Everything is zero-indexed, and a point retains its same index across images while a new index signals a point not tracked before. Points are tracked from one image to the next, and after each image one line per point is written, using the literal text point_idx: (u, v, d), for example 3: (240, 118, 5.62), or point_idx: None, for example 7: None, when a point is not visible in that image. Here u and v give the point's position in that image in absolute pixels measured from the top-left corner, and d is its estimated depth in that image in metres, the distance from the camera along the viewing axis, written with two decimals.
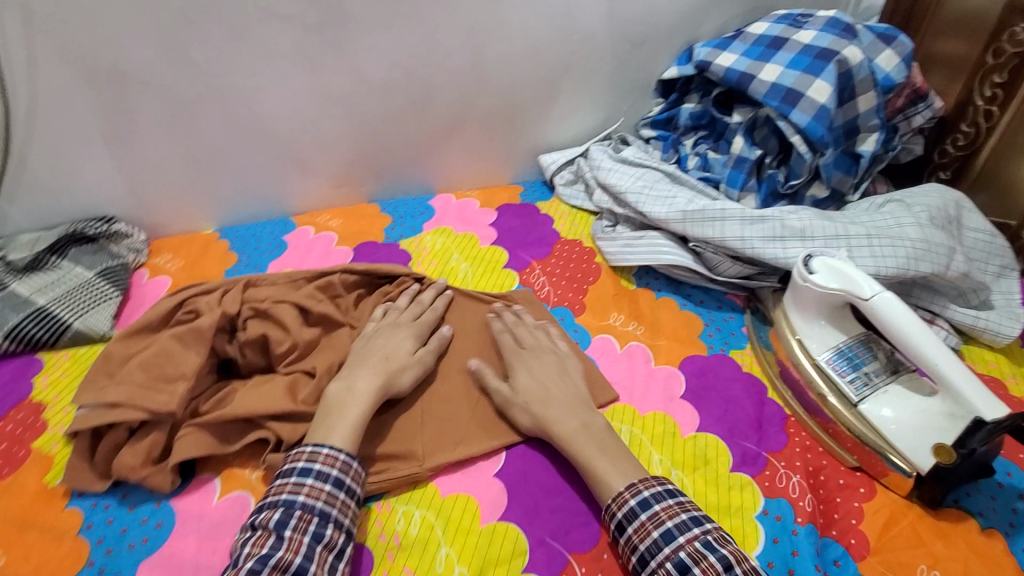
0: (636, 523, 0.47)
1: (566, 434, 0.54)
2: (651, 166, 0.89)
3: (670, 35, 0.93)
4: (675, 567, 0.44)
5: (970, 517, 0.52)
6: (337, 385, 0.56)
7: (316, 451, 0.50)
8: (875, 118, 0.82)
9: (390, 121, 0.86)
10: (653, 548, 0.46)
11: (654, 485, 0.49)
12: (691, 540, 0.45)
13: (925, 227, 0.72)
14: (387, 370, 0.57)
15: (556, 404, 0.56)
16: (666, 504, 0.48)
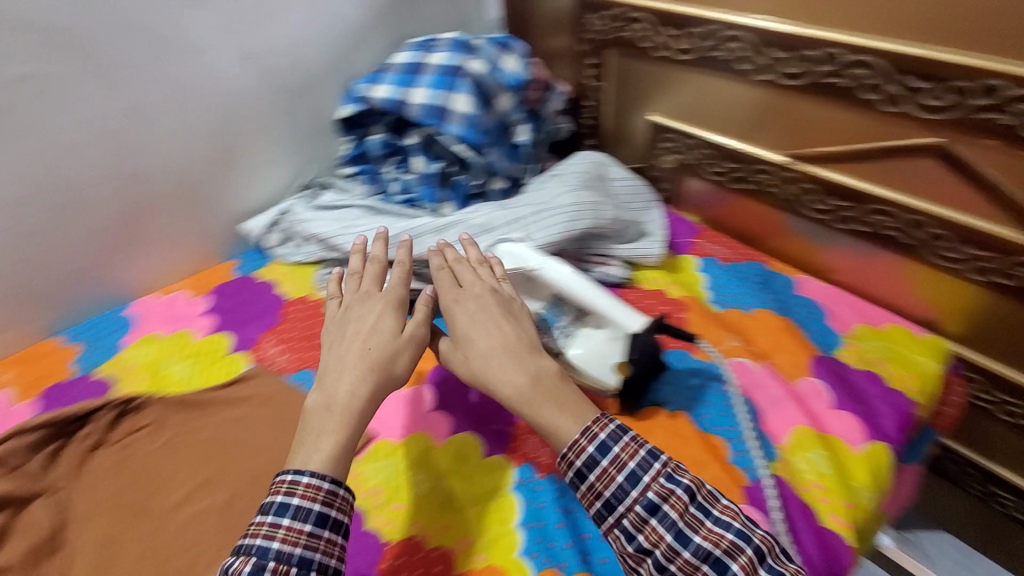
0: (598, 471, 0.41)
1: (518, 395, 0.44)
2: (352, 204, 0.81)
3: (332, 69, 0.81)
4: (645, 509, 0.39)
5: (659, 408, 0.60)
6: (316, 398, 0.45)
7: (295, 479, 0.40)
8: (518, 113, 0.88)
9: (52, 231, 0.64)
10: (619, 493, 0.40)
11: (610, 422, 0.42)
12: (656, 477, 0.40)
13: (575, 191, 0.78)
14: (376, 363, 0.46)
15: (496, 358, 0.46)
16: (625, 443, 0.41)
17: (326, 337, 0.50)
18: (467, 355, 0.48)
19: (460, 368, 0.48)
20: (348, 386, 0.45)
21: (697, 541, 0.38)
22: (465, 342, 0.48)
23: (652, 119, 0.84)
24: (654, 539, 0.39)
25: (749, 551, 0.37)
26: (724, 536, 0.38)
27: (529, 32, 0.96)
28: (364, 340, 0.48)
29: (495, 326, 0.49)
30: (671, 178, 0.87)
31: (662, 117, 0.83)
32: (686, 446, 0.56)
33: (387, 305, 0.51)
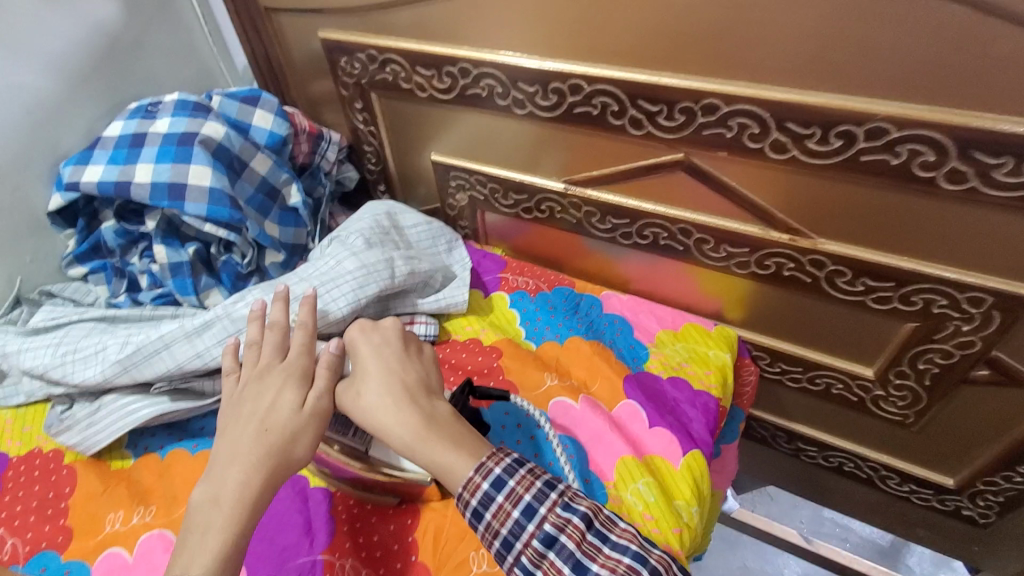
0: (493, 508, 0.40)
1: (406, 441, 0.42)
2: (76, 317, 0.62)
3: (20, 160, 0.61)
4: (542, 544, 0.38)
5: None
6: (201, 492, 0.39)
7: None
8: (283, 171, 0.71)
9: None
10: (515, 529, 0.39)
11: (504, 458, 0.42)
12: (552, 508, 0.40)
13: (358, 253, 0.66)
14: (229, 493, 0.39)
15: (396, 392, 0.44)
16: (521, 476, 0.41)
17: (221, 421, 0.43)
18: (361, 398, 0.44)
19: (354, 411, 0.45)
20: (237, 479, 0.39)
21: (595, 570, 0.37)
22: (359, 379, 0.45)
23: (434, 159, 0.77)
24: (554, 573, 0.38)
25: (647, 572, 0.37)
26: (621, 559, 0.37)
27: (284, 80, 0.78)
28: (262, 421, 0.42)
29: (387, 349, 0.47)
30: (467, 216, 0.82)
31: (443, 156, 0.76)
32: None
33: (285, 379, 0.44)
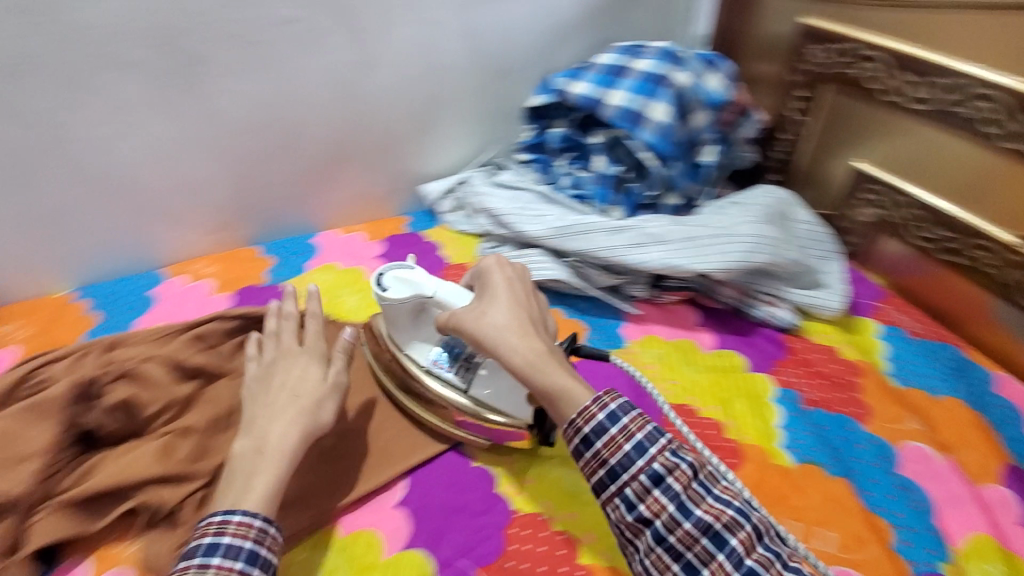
0: (606, 439, 0.37)
1: (532, 356, 0.40)
2: (523, 189, 0.80)
3: (536, 59, 0.81)
4: (648, 479, 0.35)
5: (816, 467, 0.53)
6: (244, 443, 0.41)
7: (228, 518, 0.36)
8: (711, 131, 0.78)
9: (260, 160, 0.69)
10: (625, 461, 0.36)
11: (621, 396, 0.38)
12: (663, 449, 0.36)
13: (755, 222, 0.68)
14: (302, 410, 0.43)
15: (519, 321, 0.42)
16: (635, 415, 0.37)
17: (253, 390, 0.46)
18: (487, 311, 0.43)
19: (467, 319, 0.43)
20: (278, 431, 0.41)
21: (699, 516, 0.34)
22: (490, 294, 0.44)
23: (855, 164, 0.70)
24: (656, 509, 0.35)
25: (750, 528, 0.34)
26: (725, 511, 0.35)
27: (736, 54, 0.83)
28: (290, 387, 0.44)
29: (522, 281, 0.46)
30: (859, 234, 0.72)
31: (868, 165, 0.69)
32: (847, 518, 0.49)
33: (315, 354, 0.48)
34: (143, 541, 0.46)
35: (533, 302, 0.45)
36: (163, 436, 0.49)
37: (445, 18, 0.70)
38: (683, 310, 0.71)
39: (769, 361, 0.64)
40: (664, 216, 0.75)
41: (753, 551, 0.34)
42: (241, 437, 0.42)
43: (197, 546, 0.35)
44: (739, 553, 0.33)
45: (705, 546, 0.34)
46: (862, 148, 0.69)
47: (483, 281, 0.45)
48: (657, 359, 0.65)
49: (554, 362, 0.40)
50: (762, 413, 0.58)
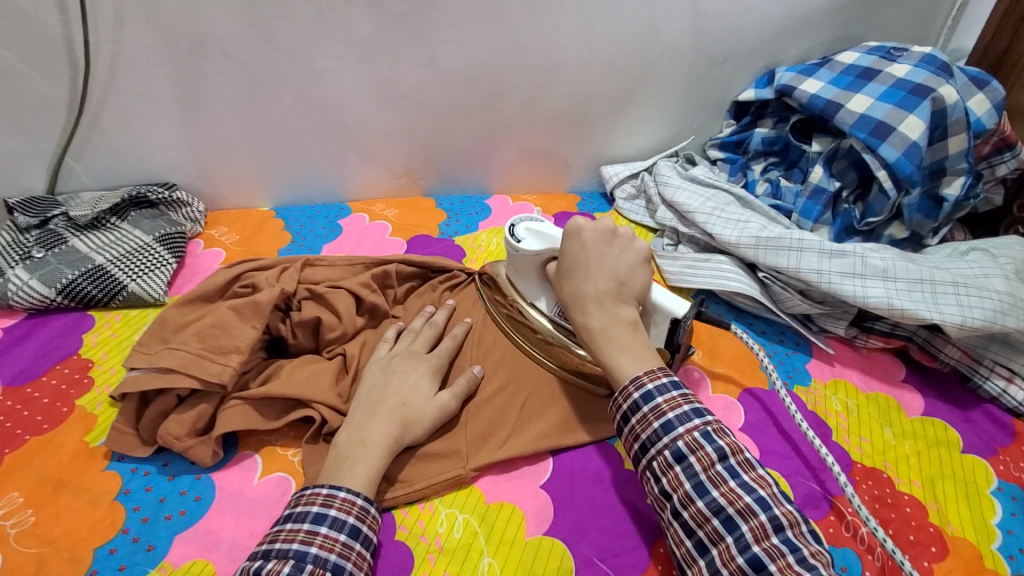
0: (638, 415, 0.47)
1: (590, 331, 0.51)
2: (720, 188, 0.89)
3: (752, 56, 0.94)
4: (672, 456, 0.45)
5: (995, 568, 0.56)
6: (350, 436, 0.56)
7: (334, 494, 0.51)
8: (964, 162, 0.80)
9: (457, 116, 0.93)
10: (652, 437, 0.46)
11: (659, 377, 0.47)
12: (690, 431, 0.45)
13: (1013, 281, 0.70)
14: (403, 421, 0.58)
15: (583, 299, 0.52)
16: (670, 397, 0.46)
17: (371, 385, 0.61)
18: (561, 288, 0.54)
19: (555, 292, 0.55)
20: (381, 432, 0.56)
21: (714, 494, 0.43)
22: (570, 269, 0.54)
23: None
24: (676, 484, 0.45)
25: (764, 518, 0.41)
26: (742, 498, 0.42)
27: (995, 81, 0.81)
28: (402, 399, 0.59)
29: (605, 251, 0.53)
30: None
31: None
32: None
33: (427, 370, 0.63)
34: (323, 473, 0.54)
35: (615, 268, 0.53)
36: (338, 358, 0.67)
37: (666, 14, 0.87)
38: (884, 359, 0.76)
39: (991, 447, 0.67)
40: (894, 250, 0.75)
41: (763, 539, 0.41)
42: (346, 432, 0.57)
43: (309, 510, 0.50)
44: (743, 534, 0.41)
45: (716, 524, 0.42)
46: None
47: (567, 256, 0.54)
48: (850, 410, 0.70)
49: (604, 338, 0.50)
50: (974, 506, 0.61)
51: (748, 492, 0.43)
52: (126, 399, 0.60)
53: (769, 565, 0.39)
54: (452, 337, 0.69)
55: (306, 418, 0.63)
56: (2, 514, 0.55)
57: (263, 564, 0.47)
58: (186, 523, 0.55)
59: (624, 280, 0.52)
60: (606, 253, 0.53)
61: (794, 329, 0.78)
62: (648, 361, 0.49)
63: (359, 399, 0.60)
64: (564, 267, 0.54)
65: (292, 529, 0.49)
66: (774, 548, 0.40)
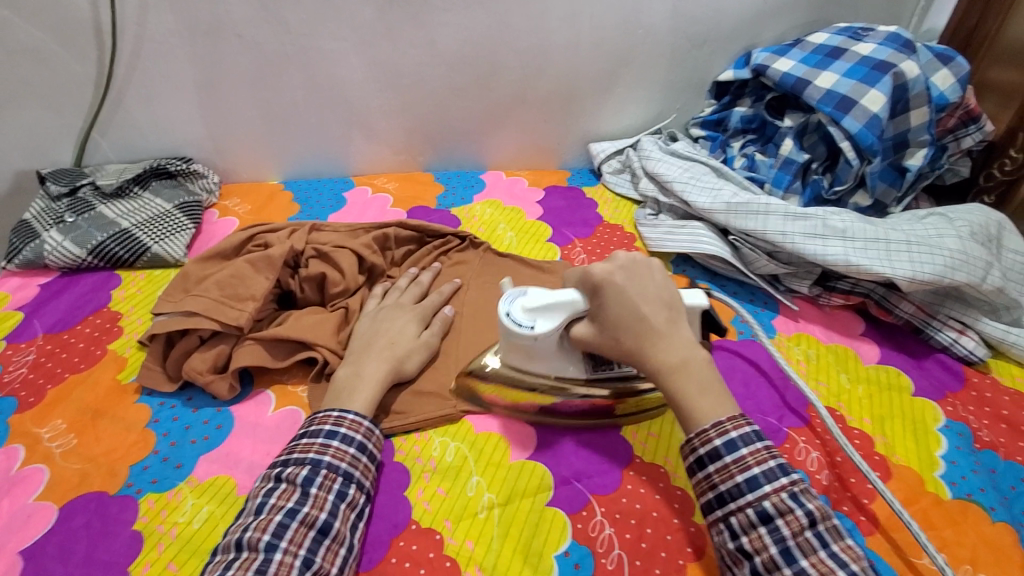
0: (719, 464, 0.48)
1: (670, 370, 0.51)
2: (698, 161, 0.96)
3: (731, 38, 1.00)
4: (756, 515, 0.45)
5: (938, 489, 0.62)
6: (345, 372, 0.63)
7: (343, 416, 0.58)
8: (926, 134, 0.86)
9: (453, 95, 1.00)
10: (734, 490, 0.47)
11: (743, 427, 0.48)
12: (777, 491, 0.45)
13: (964, 240, 0.76)
14: (394, 356, 0.65)
15: (652, 338, 0.52)
16: (754, 449, 0.47)
17: (364, 331, 0.69)
18: (622, 336, 0.52)
19: (617, 341, 0.53)
20: (374, 366, 0.64)
21: (803, 561, 0.43)
22: (623, 313, 0.52)
23: None
24: (758, 545, 0.45)
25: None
26: (834, 570, 0.42)
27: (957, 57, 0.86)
28: (391, 339, 0.67)
29: (648, 284, 0.53)
30: None
31: None
32: (1003, 558, 0.57)
33: (413, 316, 0.71)
34: (327, 401, 0.61)
35: (663, 300, 0.53)
36: (342, 310, 0.74)
37: None
38: (846, 316, 0.82)
39: (940, 390, 0.73)
40: (856, 214, 0.81)
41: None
42: (343, 369, 0.64)
43: (322, 428, 0.57)
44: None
45: None
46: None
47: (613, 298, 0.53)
48: (810, 358, 0.76)
49: (687, 378, 0.50)
50: (921, 440, 0.67)
51: (837, 563, 0.43)
52: (154, 341, 0.67)
53: None
54: (439, 293, 0.76)
55: (312, 360, 0.70)
56: (47, 438, 0.63)
57: (283, 469, 0.54)
58: (209, 446, 0.62)
59: (676, 311, 0.53)
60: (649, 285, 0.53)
61: (762, 289, 0.85)
62: (726, 401, 0.50)
63: (353, 342, 0.68)
64: (615, 310, 0.53)
65: (307, 443, 0.56)
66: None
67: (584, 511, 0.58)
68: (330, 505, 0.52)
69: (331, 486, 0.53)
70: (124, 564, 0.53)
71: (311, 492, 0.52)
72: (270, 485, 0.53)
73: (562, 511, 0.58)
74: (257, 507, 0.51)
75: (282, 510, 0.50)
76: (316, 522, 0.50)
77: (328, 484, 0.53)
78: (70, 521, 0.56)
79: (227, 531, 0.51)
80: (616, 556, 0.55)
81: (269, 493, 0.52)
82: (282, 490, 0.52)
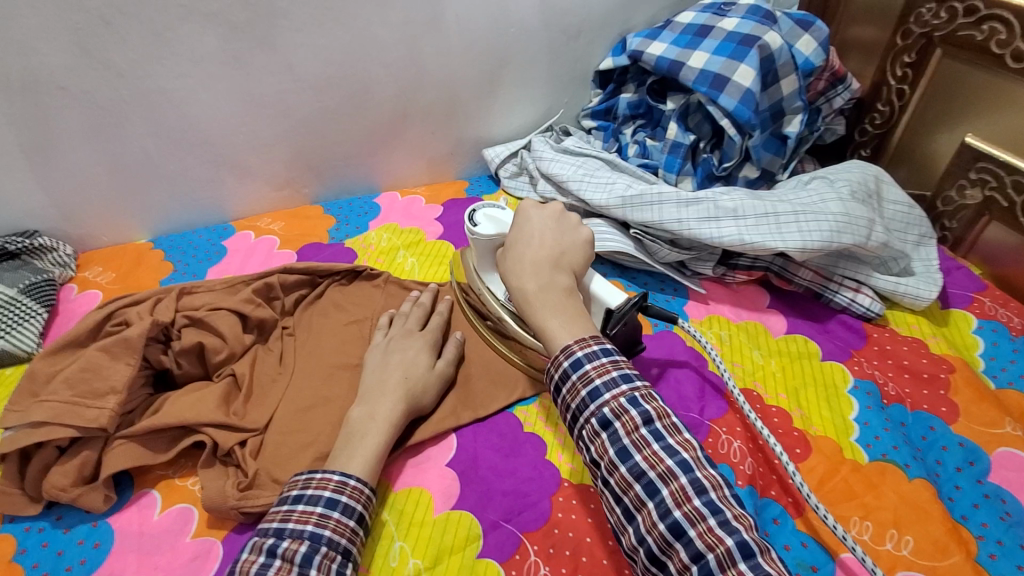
0: (568, 384, 0.46)
1: (524, 293, 0.51)
2: (591, 155, 0.94)
3: (605, 25, 0.99)
4: (599, 424, 0.44)
5: (854, 455, 0.63)
6: (362, 411, 0.60)
7: (345, 482, 0.53)
8: (798, 100, 0.89)
9: (328, 119, 0.93)
10: (581, 405, 0.46)
11: (589, 345, 0.47)
12: (617, 397, 0.45)
13: (845, 202, 0.78)
14: (410, 391, 0.63)
15: (523, 265, 0.53)
16: (599, 363, 0.46)
17: (373, 369, 0.65)
18: (507, 258, 0.55)
19: (500, 265, 0.56)
20: (389, 405, 0.60)
21: (637, 458, 0.42)
22: (516, 242, 0.56)
23: (966, 140, 0.84)
24: (603, 452, 0.44)
25: (685, 480, 0.41)
26: (663, 461, 0.42)
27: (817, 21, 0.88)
28: (405, 371, 0.64)
29: (552, 230, 0.57)
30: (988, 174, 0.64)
31: (979, 141, 0.83)
32: (929, 519, 0.57)
33: (425, 345, 0.68)
34: (333, 454, 0.56)
35: (557, 242, 0.56)
36: (229, 377, 0.67)
37: None
38: (752, 291, 0.83)
39: (845, 351, 0.75)
40: (745, 191, 0.82)
41: (684, 503, 0.40)
42: (358, 406, 0.60)
43: (321, 494, 0.52)
44: (665, 498, 0.40)
45: (638, 490, 0.42)
46: (957, 119, 0.86)
47: (515, 232, 0.58)
48: (723, 340, 0.76)
49: (538, 302, 0.51)
50: (834, 406, 0.68)
51: (673, 454, 0.42)
52: (4, 461, 0.58)
53: (690, 531, 0.39)
54: (439, 314, 0.74)
55: (200, 443, 0.63)
56: None
57: (278, 542, 0.48)
58: (87, 571, 0.54)
59: (565, 252, 0.55)
60: (546, 227, 0.57)
61: (670, 276, 0.85)
62: (581, 330, 0.49)
63: (365, 380, 0.64)
64: (510, 244, 0.57)
65: (305, 510, 0.51)
66: (695, 513, 0.39)
67: (517, 555, 0.55)
68: None
69: (331, 566, 0.47)
70: None
71: (311, 574, 0.46)
72: (262, 565, 0.46)
73: (494, 562, 0.55)
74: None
75: None
76: None
77: (328, 564, 0.48)
78: None
79: None
80: None
81: (262, 570, 0.46)
82: (276, 569, 0.46)
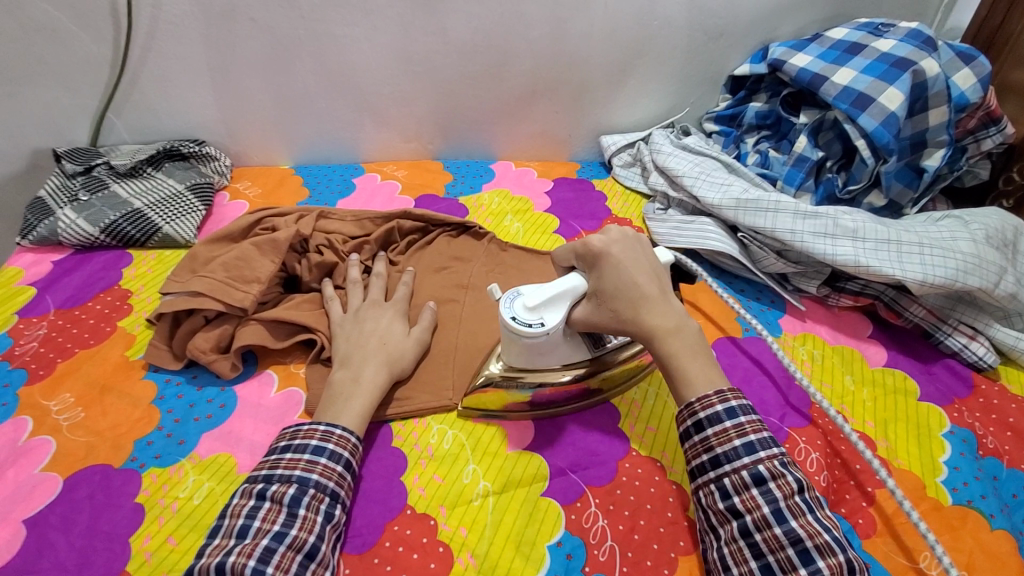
0: (719, 428, 0.48)
1: (666, 333, 0.51)
2: (709, 156, 0.95)
3: (750, 32, 0.99)
4: (750, 478, 0.46)
5: (940, 497, 0.61)
6: (343, 374, 0.61)
7: (330, 431, 0.55)
8: (945, 133, 0.85)
9: (466, 84, 0.99)
10: (731, 454, 0.47)
11: (743, 399, 0.49)
12: (772, 458, 0.47)
13: (978, 244, 0.74)
14: (389, 357, 0.63)
15: (647, 304, 0.52)
16: (752, 419, 0.48)
17: (349, 335, 0.66)
18: (619, 300, 0.52)
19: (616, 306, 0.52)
20: (370, 370, 0.61)
21: (794, 523, 0.44)
22: (621, 275, 0.53)
23: None
24: (751, 506, 0.45)
25: (841, 557, 0.42)
26: (820, 534, 0.43)
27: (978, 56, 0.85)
28: (382, 339, 0.65)
29: (638, 253, 0.55)
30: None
31: None
32: (1003, 570, 0.56)
33: (396, 313, 0.69)
34: (319, 411, 0.58)
35: (654, 269, 0.54)
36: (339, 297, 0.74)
37: None
38: (854, 318, 0.81)
39: (946, 396, 0.71)
40: (868, 215, 0.80)
41: None
42: (340, 370, 0.62)
43: (308, 443, 0.54)
44: (819, 568, 0.42)
45: (790, 553, 0.43)
46: None
47: (614, 264, 0.53)
48: (815, 358, 0.75)
49: (681, 343, 0.51)
50: (924, 445, 0.66)
51: (822, 528, 0.44)
52: (161, 320, 0.68)
53: None
54: (404, 284, 0.74)
55: (312, 343, 0.71)
56: (55, 410, 0.64)
57: (267, 486, 0.51)
58: (213, 424, 0.63)
59: (664, 280, 0.54)
60: (638, 254, 0.54)
61: (770, 288, 0.84)
62: (716, 375, 0.51)
63: (338, 346, 0.65)
64: (611, 287, 0.52)
65: (293, 458, 0.53)
66: None
67: (578, 502, 0.58)
68: (318, 526, 0.50)
69: (319, 506, 0.50)
70: (126, 536, 0.54)
71: (299, 514, 0.49)
72: (254, 504, 0.50)
73: (556, 502, 0.58)
74: (240, 530, 0.48)
75: (268, 534, 0.48)
76: (304, 545, 0.48)
77: (316, 505, 0.51)
78: (73, 492, 0.57)
79: (203, 552, 0.48)
80: (609, 547, 0.55)
81: (253, 513, 0.49)
82: (266, 511, 0.49)
